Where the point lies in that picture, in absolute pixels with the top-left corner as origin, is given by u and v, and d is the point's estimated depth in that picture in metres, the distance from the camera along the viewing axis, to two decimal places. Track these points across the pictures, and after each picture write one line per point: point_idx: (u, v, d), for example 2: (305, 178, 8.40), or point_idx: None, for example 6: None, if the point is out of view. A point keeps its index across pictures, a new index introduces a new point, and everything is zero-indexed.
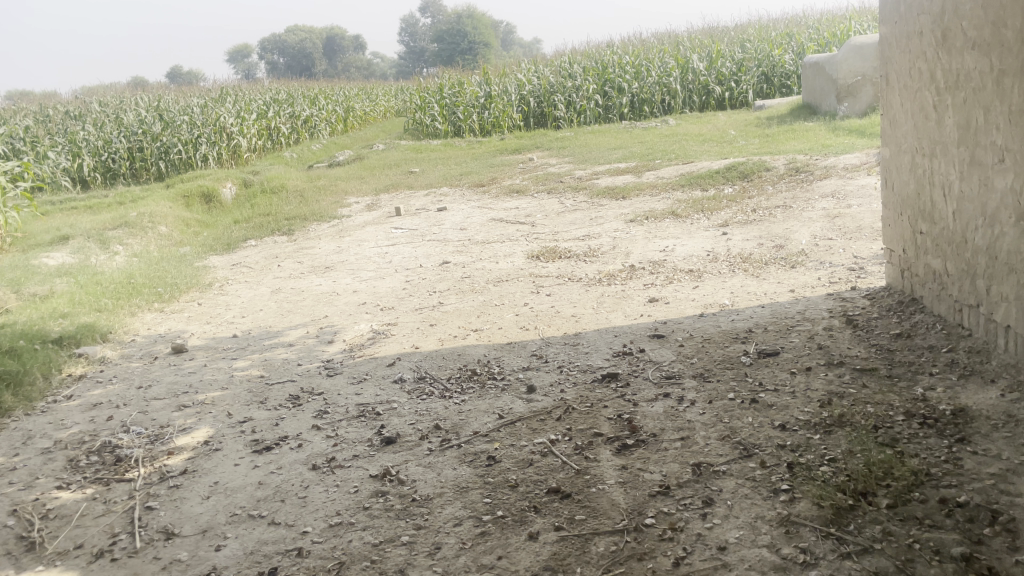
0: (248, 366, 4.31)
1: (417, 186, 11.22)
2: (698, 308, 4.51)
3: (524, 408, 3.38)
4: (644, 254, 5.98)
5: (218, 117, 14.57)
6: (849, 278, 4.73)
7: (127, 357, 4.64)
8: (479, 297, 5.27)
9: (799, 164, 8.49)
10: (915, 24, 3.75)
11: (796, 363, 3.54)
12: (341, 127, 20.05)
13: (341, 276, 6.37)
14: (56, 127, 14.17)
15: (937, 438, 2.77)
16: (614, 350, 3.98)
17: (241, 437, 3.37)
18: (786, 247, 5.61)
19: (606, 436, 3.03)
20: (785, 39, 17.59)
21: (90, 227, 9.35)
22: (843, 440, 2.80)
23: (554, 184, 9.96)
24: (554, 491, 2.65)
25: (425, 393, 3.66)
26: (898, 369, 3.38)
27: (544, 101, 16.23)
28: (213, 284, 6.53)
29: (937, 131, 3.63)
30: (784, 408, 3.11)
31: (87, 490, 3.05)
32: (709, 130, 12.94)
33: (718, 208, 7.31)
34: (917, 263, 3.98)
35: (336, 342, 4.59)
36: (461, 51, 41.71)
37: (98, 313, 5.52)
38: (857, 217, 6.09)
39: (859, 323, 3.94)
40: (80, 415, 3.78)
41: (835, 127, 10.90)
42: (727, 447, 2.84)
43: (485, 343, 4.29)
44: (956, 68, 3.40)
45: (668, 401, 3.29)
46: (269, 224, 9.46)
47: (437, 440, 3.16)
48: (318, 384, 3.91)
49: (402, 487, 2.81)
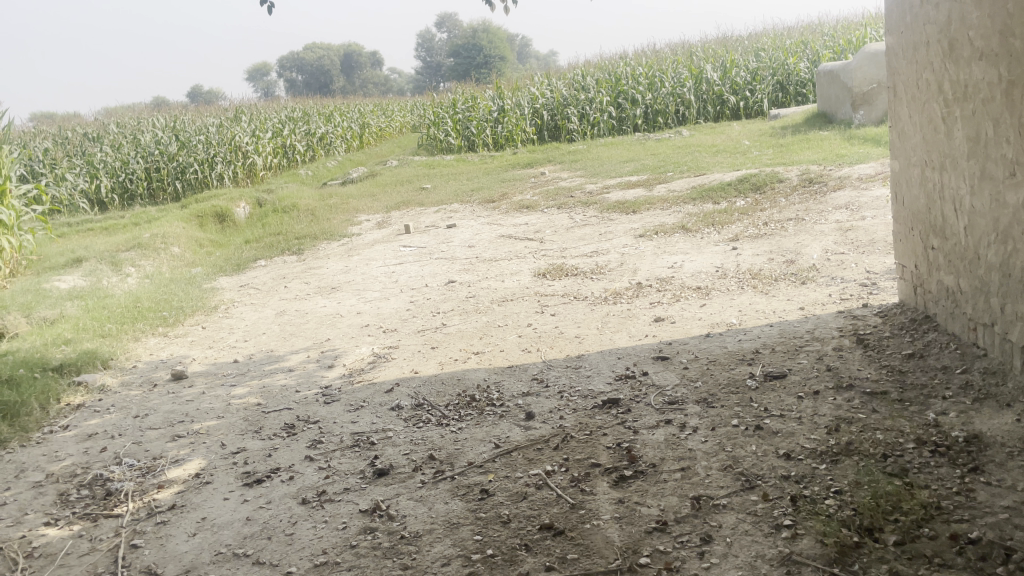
0: (246, 393, 4.24)
1: (428, 203, 11.18)
2: (704, 328, 4.40)
3: (521, 437, 3.28)
4: (652, 271, 5.87)
5: (233, 136, 14.64)
6: (860, 294, 4.60)
7: (127, 384, 4.60)
8: (483, 317, 5.18)
9: (813, 175, 8.35)
10: (922, 34, 3.64)
11: (804, 386, 3.41)
12: (357, 143, 20.09)
13: (346, 297, 6.32)
14: (74, 149, 14.31)
15: (949, 467, 2.64)
16: (616, 373, 3.88)
17: (233, 469, 3.30)
18: (797, 262, 5.49)
19: (604, 466, 2.93)
20: (799, 48, 17.45)
21: (103, 249, 9.38)
22: (851, 471, 2.68)
23: (565, 198, 9.87)
24: (547, 528, 2.55)
25: (422, 421, 3.58)
26: (910, 392, 3.25)
27: (557, 115, 16.16)
28: (218, 307, 6.49)
29: (946, 144, 3.51)
30: (789, 435, 2.99)
31: (74, 527, 2.98)
32: (723, 141, 12.81)
33: (729, 222, 7.18)
34: (930, 279, 3.84)
35: (336, 367, 4.52)
36: (477, 65, 41.80)
37: (102, 339, 5.49)
38: (870, 230, 5.95)
39: (870, 343, 3.81)
40: (74, 447, 3.73)
41: (851, 136, 10.73)
42: (728, 479, 2.73)
43: (485, 367, 4.20)
44: (964, 79, 3.28)
45: (670, 429, 3.18)
46: (279, 243, 9.45)
47: (431, 472, 3.07)
48: (314, 412, 3.83)
49: (391, 523, 2.72)
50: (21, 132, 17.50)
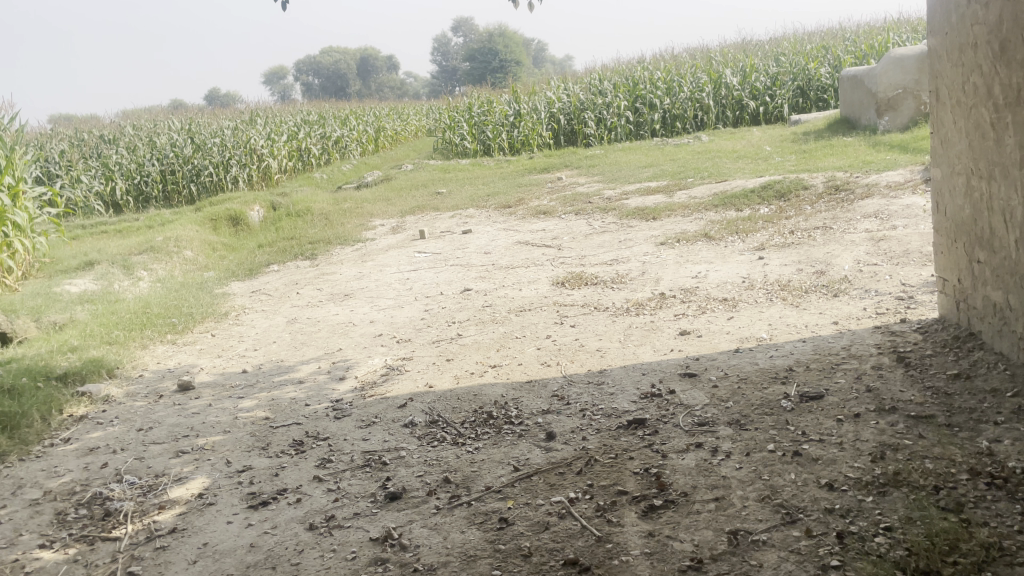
0: (254, 406, 4.07)
1: (443, 208, 11.03)
2: (732, 343, 4.20)
3: (542, 459, 3.09)
4: (675, 280, 5.68)
5: (248, 139, 14.52)
6: (897, 308, 4.39)
7: (132, 395, 4.44)
8: (500, 328, 5.00)
9: (839, 182, 8.12)
10: (968, 35, 3.43)
11: (843, 409, 3.21)
12: (372, 146, 19.97)
13: (359, 305, 6.16)
14: (90, 151, 14.25)
15: (1007, 502, 2.43)
16: (641, 391, 3.68)
17: (238, 489, 3.13)
18: (827, 273, 5.28)
19: (631, 495, 2.73)
20: (821, 52, 17.16)
21: (116, 252, 9.27)
22: (901, 504, 2.47)
23: (583, 204, 9.68)
24: (571, 563, 2.37)
25: (437, 439, 3.40)
26: (958, 417, 3.04)
27: (574, 119, 15.98)
28: (229, 313, 6.35)
29: (996, 152, 3.30)
30: (831, 463, 2.79)
31: (70, 550, 2.82)
32: (743, 147, 12.58)
33: (754, 230, 6.97)
34: (975, 294, 3.63)
35: (348, 379, 4.35)
36: (493, 70, 41.63)
37: (109, 346, 5.34)
38: (903, 240, 5.73)
39: (912, 362, 3.60)
40: (74, 462, 3.58)
41: (876, 142, 10.48)
42: (767, 512, 2.53)
43: (503, 381, 4.01)
44: (1018, 82, 3.08)
45: (701, 453, 2.98)
46: (293, 248, 9.31)
47: (446, 497, 2.88)
48: (324, 428, 3.66)
49: (403, 554, 2.54)
50: (37, 133, 17.49)
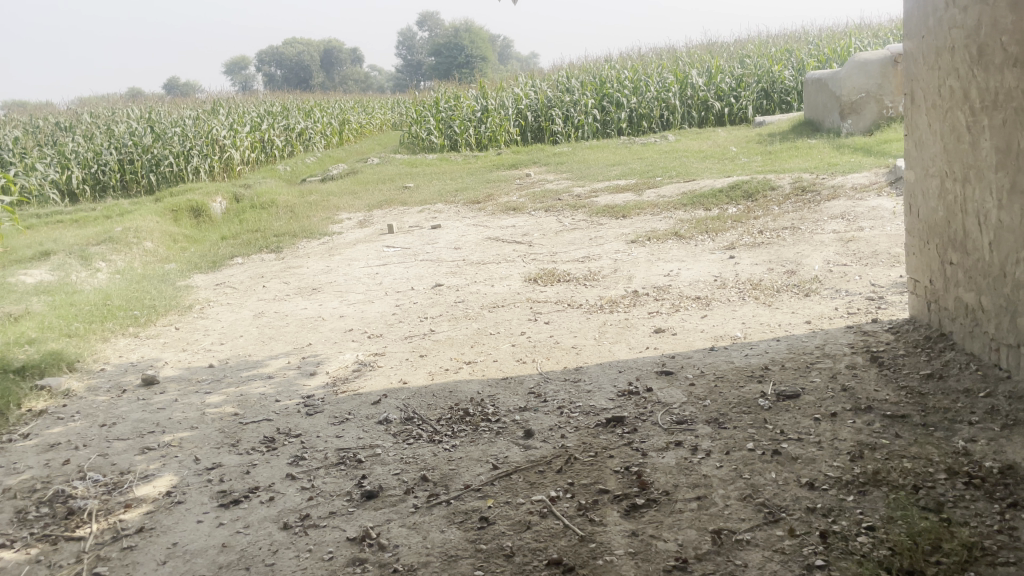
0: (222, 402, 3.96)
1: (411, 202, 10.94)
2: (707, 341, 4.20)
3: (520, 457, 3.06)
4: (648, 278, 5.68)
5: (210, 129, 14.25)
6: (868, 308, 4.44)
7: (94, 389, 4.31)
8: (473, 324, 4.96)
9: (805, 183, 8.20)
10: (946, 39, 3.46)
11: (819, 408, 3.22)
12: (336, 139, 19.75)
13: (328, 299, 6.06)
14: (45, 139, 13.86)
15: (986, 502, 2.45)
16: (618, 388, 3.66)
17: (208, 487, 3.04)
18: (798, 272, 5.32)
19: (612, 493, 2.71)
20: (785, 55, 17.33)
21: (73, 242, 9.01)
22: (882, 504, 2.49)
23: (551, 201, 9.67)
24: (555, 563, 2.34)
25: (412, 437, 3.34)
26: (933, 417, 3.07)
27: (541, 116, 15.98)
28: (193, 306, 6.20)
29: (971, 154, 3.34)
30: (810, 462, 2.80)
31: (31, 551, 2.71)
32: (710, 147, 12.67)
33: (723, 229, 7.02)
34: (947, 295, 3.67)
35: (318, 375, 4.26)
36: (458, 65, 41.39)
37: (68, 339, 5.18)
38: (872, 241, 5.80)
39: (885, 362, 3.64)
40: (34, 458, 3.45)
41: (840, 145, 10.63)
42: (750, 511, 2.53)
43: (478, 378, 3.96)
44: (995, 86, 3.11)
45: (680, 451, 2.97)
46: (257, 241, 9.13)
47: (424, 496, 2.83)
48: (295, 424, 3.58)
49: (382, 554, 2.48)
50: None
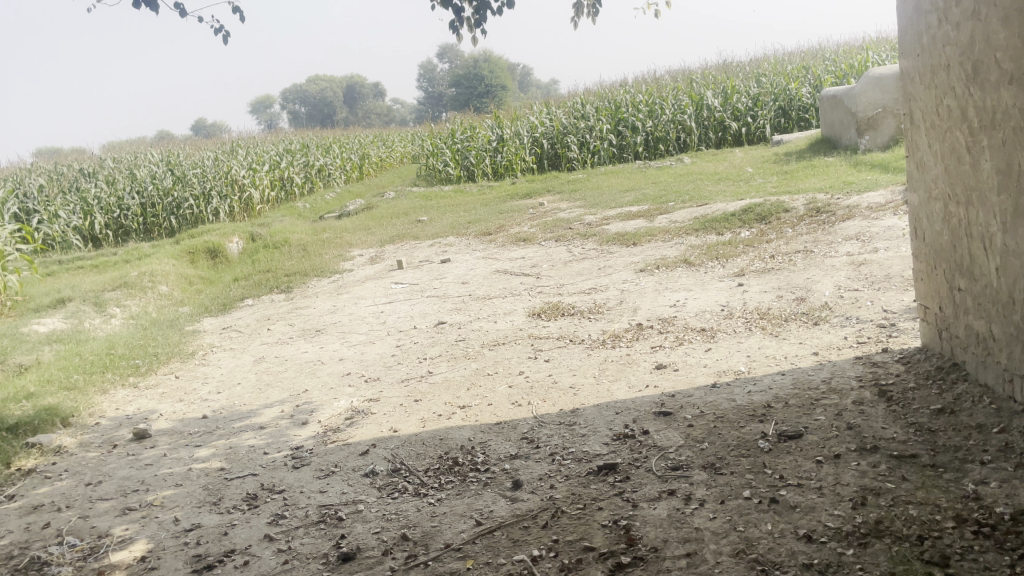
0: (209, 456, 3.87)
1: (424, 236, 10.89)
2: (709, 377, 4.04)
3: (506, 511, 2.92)
4: (653, 310, 5.53)
5: (229, 170, 14.38)
6: (879, 337, 4.25)
7: (86, 445, 4.24)
8: (472, 364, 4.84)
9: (820, 204, 8.01)
10: (940, 56, 3.32)
11: (822, 450, 3.05)
12: (356, 174, 19.87)
13: (330, 341, 5.98)
14: (68, 185, 14.04)
15: (995, 553, 2.27)
16: (614, 432, 3.51)
17: (183, 551, 2.94)
18: (808, 300, 5.15)
19: (598, 551, 2.56)
20: (801, 72, 17.14)
21: (89, 288, 9.06)
22: (883, 558, 2.32)
23: (563, 230, 9.57)
24: None
25: (398, 490, 3.22)
26: (943, 457, 2.88)
27: (557, 143, 15.89)
28: (196, 353, 6.15)
29: (972, 176, 3.17)
30: (810, 510, 2.63)
31: None
32: (726, 169, 12.52)
33: (734, 254, 6.86)
34: (957, 323, 3.48)
35: (310, 424, 4.16)
36: (478, 95, 41.59)
37: (67, 392, 5.14)
38: (884, 264, 5.61)
39: (894, 396, 3.45)
40: (15, 522, 3.37)
41: (857, 162, 10.42)
42: (741, 569, 2.37)
43: (471, 424, 3.83)
44: (992, 105, 2.96)
45: (673, 501, 2.82)
46: (268, 281, 9.11)
47: (402, 557, 2.70)
48: (280, 480, 3.47)
49: None
50: (17, 169, 17.29)
